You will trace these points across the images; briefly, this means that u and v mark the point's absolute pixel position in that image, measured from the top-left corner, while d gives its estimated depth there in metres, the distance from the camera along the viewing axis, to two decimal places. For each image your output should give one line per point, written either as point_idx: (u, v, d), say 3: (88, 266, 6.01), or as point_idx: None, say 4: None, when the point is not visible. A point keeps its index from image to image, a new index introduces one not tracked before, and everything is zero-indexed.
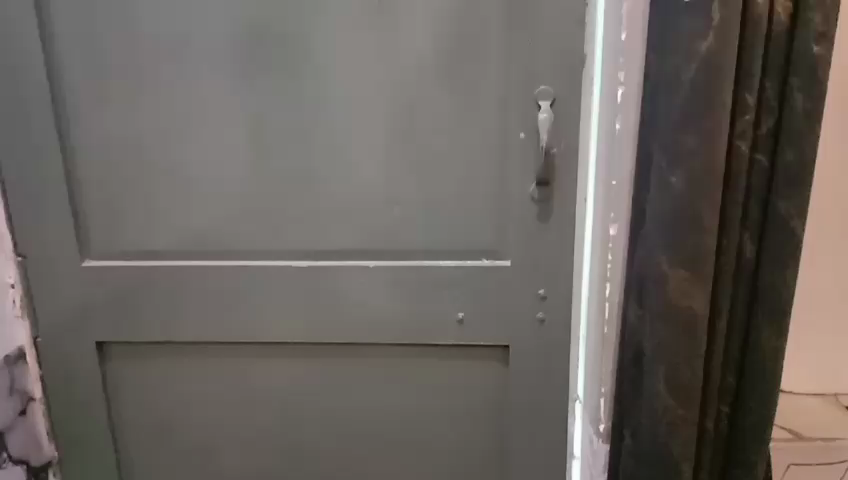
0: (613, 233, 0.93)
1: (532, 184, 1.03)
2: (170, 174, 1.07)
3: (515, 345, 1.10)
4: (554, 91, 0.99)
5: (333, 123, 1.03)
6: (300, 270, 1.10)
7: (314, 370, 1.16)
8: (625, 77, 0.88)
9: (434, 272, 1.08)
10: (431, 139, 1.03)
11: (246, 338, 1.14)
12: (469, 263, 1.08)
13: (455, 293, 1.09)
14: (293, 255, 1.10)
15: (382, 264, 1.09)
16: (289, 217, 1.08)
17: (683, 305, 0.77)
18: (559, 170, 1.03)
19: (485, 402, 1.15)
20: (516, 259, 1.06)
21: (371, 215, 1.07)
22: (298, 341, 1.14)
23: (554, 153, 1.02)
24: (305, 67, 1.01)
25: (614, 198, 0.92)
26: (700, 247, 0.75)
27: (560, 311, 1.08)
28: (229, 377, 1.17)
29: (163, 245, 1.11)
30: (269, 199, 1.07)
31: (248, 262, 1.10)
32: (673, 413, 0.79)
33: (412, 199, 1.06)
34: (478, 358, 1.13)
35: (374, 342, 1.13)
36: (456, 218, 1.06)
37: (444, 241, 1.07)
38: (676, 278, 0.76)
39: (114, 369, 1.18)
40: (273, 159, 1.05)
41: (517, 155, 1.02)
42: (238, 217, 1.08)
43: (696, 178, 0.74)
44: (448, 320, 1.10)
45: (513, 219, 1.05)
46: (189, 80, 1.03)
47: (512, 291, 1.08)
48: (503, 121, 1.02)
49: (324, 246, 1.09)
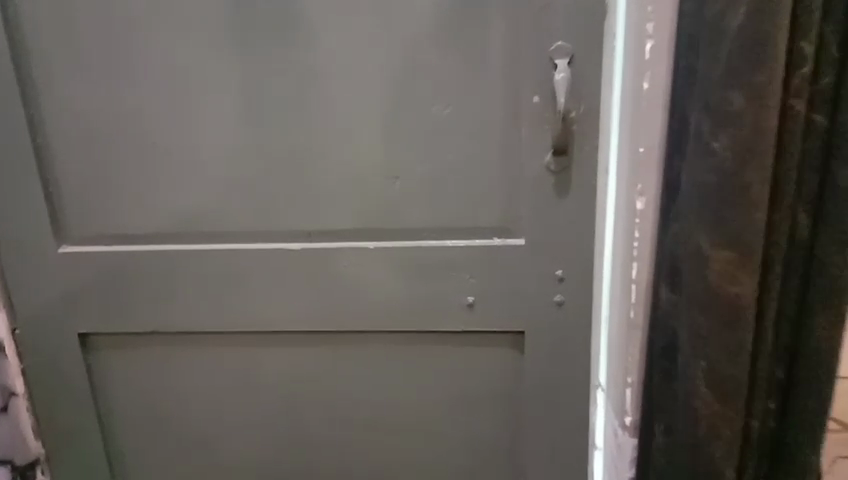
0: (641, 207, 0.84)
1: (547, 154, 0.92)
2: (152, 150, 0.97)
3: (528, 332, 1.01)
4: (572, 49, 0.88)
5: (326, 92, 0.93)
6: (293, 254, 1.00)
7: (312, 359, 1.08)
8: (654, 28, 0.78)
9: (440, 254, 0.98)
10: (434, 106, 0.93)
11: (239, 327, 1.05)
12: (478, 243, 0.98)
13: (464, 276, 0.99)
14: (285, 238, 1.01)
15: (382, 245, 0.99)
16: (280, 198, 0.98)
17: (727, 292, 0.67)
18: (577, 138, 0.92)
19: (497, 393, 1.07)
20: (529, 238, 0.96)
21: (369, 192, 0.97)
22: (294, 331, 1.06)
23: (573, 118, 0.91)
24: (292, 30, 0.91)
25: (640, 167, 0.83)
26: (747, 224, 0.65)
27: (579, 294, 0.99)
28: (222, 369, 1.09)
29: (145, 230, 1.02)
30: (256, 177, 0.98)
31: (237, 247, 1.01)
32: (713, 413, 0.70)
33: (415, 173, 0.96)
34: (489, 346, 1.04)
35: (376, 330, 1.04)
36: (463, 193, 0.96)
37: (450, 220, 0.98)
38: (719, 261, 0.67)
39: (100, 361, 1.10)
40: (259, 133, 0.96)
41: (529, 122, 0.92)
42: (224, 197, 0.99)
43: (743, 145, 0.63)
44: (456, 305, 1.01)
45: (527, 194, 0.94)
46: (166, 46, 0.93)
47: (525, 273, 0.98)
48: (513, 84, 0.91)
49: (318, 228, 1.00)
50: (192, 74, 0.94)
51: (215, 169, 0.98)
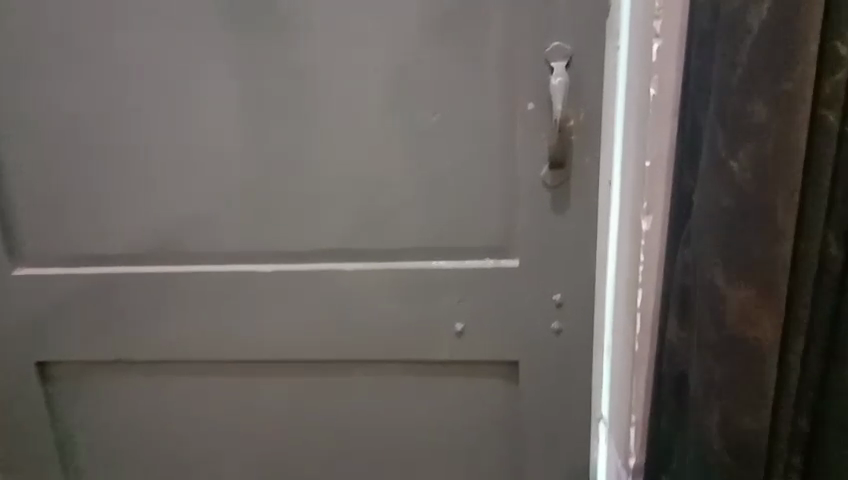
0: (646, 228, 0.75)
1: (543, 167, 0.84)
2: (110, 162, 0.89)
3: (523, 361, 0.92)
4: (570, 49, 0.79)
5: (301, 99, 0.85)
6: (267, 276, 0.92)
7: (290, 388, 0.99)
8: (662, 28, 0.69)
9: (427, 277, 0.90)
10: (419, 114, 0.84)
11: (210, 353, 0.97)
12: (468, 264, 0.89)
13: (453, 300, 0.91)
14: (258, 258, 0.93)
15: (364, 266, 0.91)
16: (251, 214, 0.90)
17: (746, 335, 0.58)
18: (577, 149, 0.83)
19: (491, 426, 0.98)
20: (524, 259, 0.87)
21: (349, 208, 0.89)
22: (270, 358, 0.97)
23: (571, 127, 0.82)
24: (260, 30, 0.82)
25: (646, 183, 0.74)
26: (771, 259, 0.55)
27: (579, 321, 0.90)
28: (193, 399, 1.01)
29: (105, 249, 0.93)
30: (225, 191, 0.89)
31: (207, 267, 0.93)
32: (729, 471, 0.61)
33: (398, 187, 0.87)
34: (481, 376, 0.95)
35: (359, 357, 0.96)
36: (451, 210, 0.88)
37: (437, 239, 0.89)
38: (737, 299, 0.58)
39: (60, 390, 1.03)
40: (227, 143, 0.87)
41: (523, 132, 0.83)
42: (191, 213, 0.91)
43: (765, 165, 0.54)
44: (445, 331, 0.92)
45: (521, 210, 0.86)
46: (123, 47, 0.84)
47: (520, 297, 0.89)
48: (506, 89, 0.82)
49: (293, 247, 0.91)
50: (152, 78, 0.85)
51: (179, 183, 0.89)
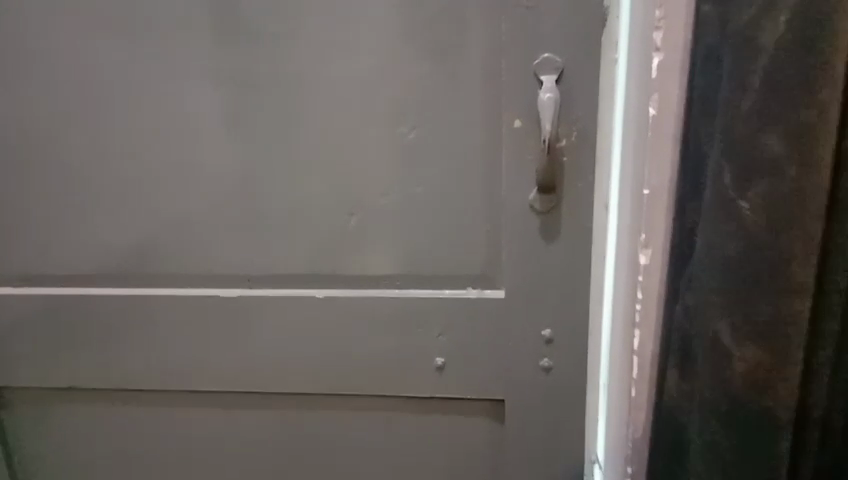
0: (644, 262, 0.67)
1: (532, 190, 0.76)
2: (66, 178, 0.83)
3: (509, 399, 0.85)
4: (562, 62, 0.71)
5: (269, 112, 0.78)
6: (232, 304, 0.85)
7: (259, 422, 0.92)
8: (663, 40, 0.61)
9: (405, 307, 0.83)
10: (396, 130, 0.77)
11: (173, 384, 0.90)
12: (449, 294, 0.82)
13: (433, 333, 0.83)
14: (223, 284, 0.85)
15: (336, 293, 0.84)
16: (216, 237, 0.83)
17: (757, 399, 0.50)
18: (569, 171, 0.75)
19: (474, 466, 0.91)
20: (510, 289, 0.80)
21: (320, 231, 0.82)
22: (238, 390, 0.90)
23: (563, 147, 0.75)
24: (224, 38, 0.75)
25: (645, 213, 0.66)
26: (789, 313, 0.48)
27: (570, 357, 0.83)
28: (156, 431, 0.94)
29: (61, 270, 0.87)
30: (187, 211, 0.82)
31: (166, 292, 0.86)
32: None
33: (373, 209, 0.80)
34: (464, 413, 0.88)
35: (332, 390, 0.88)
36: (431, 235, 0.80)
37: (417, 266, 0.82)
38: (744, 359, 0.50)
39: (16, 418, 0.96)
40: (190, 160, 0.80)
41: (510, 152, 0.75)
42: (152, 235, 0.84)
43: (781, 205, 0.47)
44: (424, 365, 0.85)
45: (507, 236, 0.78)
46: (79, 51, 0.77)
47: (506, 330, 0.82)
48: (491, 104, 0.75)
49: (260, 272, 0.84)
50: (110, 86, 0.78)
51: (138, 202, 0.83)
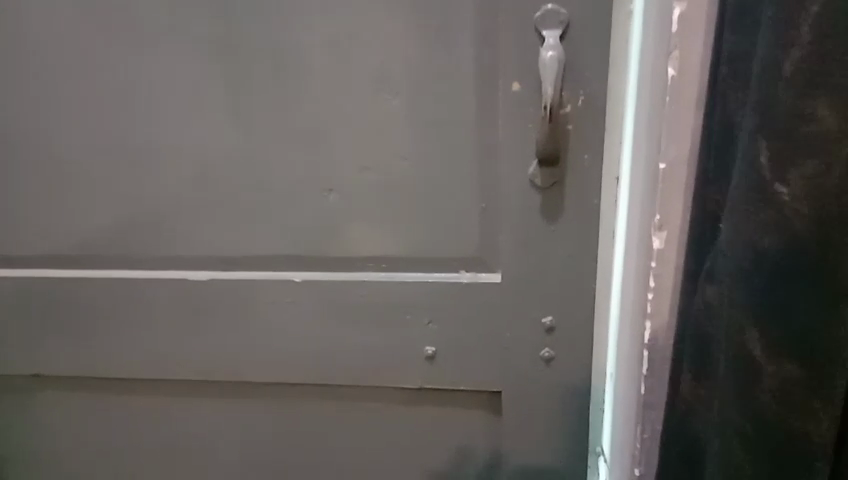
0: (658, 246, 0.59)
1: (532, 164, 0.68)
2: (24, 151, 0.76)
3: (506, 392, 0.79)
4: (567, 16, 0.62)
5: (237, 75, 0.70)
6: (205, 288, 0.79)
7: (241, 412, 0.87)
8: None
9: (392, 292, 0.76)
10: (378, 96, 0.69)
11: (148, 373, 0.85)
12: (440, 278, 0.75)
13: (422, 320, 0.77)
14: (196, 267, 0.79)
15: (317, 277, 0.77)
16: (185, 216, 0.76)
17: (790, 417, 0.42)
18: (574, 142, 0.67)
19: (469, 461, 0.85)
20: (507, 274, 0.73)
21: (298, 208, 0.75)
22: (217, 380, 0.85)
23: (567, 115, 0.66)
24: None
25: (660, 191, 0.57)
26: (834, 319, 0.40)
27: (572, 348, 0.76)
28: (133, 421, 0.89)
29: (25, 251, 0.81)
30: (153, 187, 0.76)
31: (136, 275, 0.80)
32: None
33: (355, 184, 0.73)
34: (458, 406, 0.82)
35: (316, 381, 0.82)
36: (419, 213, 0.73)
37: (405, 247, 0.75)
38: (777, 369, 0.42)
39: None
40: (155, 131, 0.73)
41: (508, 122, 0.67)
42: (117, 213, 0.77)
43: (829, 188, 0.38)
44: (414, 355, 0.79)
45: (504, 215, 0.71)
46: (28, 14, 0.70)
47: (502, 318, 0.75)
48: (486, 66, 0.66)
49: (234, 254, 0.78)
50: (73, 54, 0.71)
51: (101, 177, 0.76)
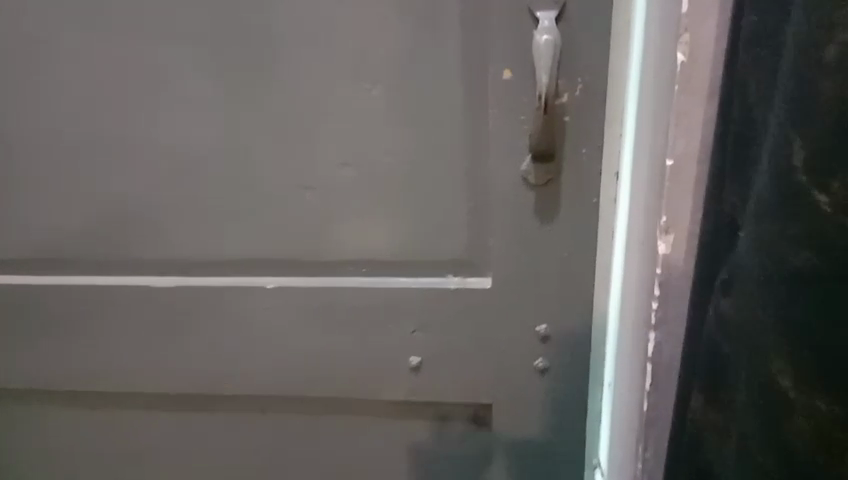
0: (664, 251, 0.54)
1: (524, 159, 0.62)
2: None
3: (497, 404, 0.74)
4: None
5: (199, 62, 0.63)
6: (172, 295, 0.73)
7: (215, 426, 0.81)
8: None
9: (373, 299, 0.70)
10: (356, 85, 0.63)
11: (114, 385, 0.79)
12: (425, 283, 0.70)
13: (407, 329, 0.71)
14: (162, 271, 0.73)
15: (292, 282, 0.71)
16: (148, 216, 0.70)
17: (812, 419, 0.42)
18: (570, 135, 0.61)
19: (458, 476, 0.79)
20: (497, 278, 0.68)
21: (270, 208, 0.69)
22: (187, 392, 0.79)
23: (564, 105, 0.60)
24: None
25: (667, 191, 0.52)
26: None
27: (568, 357, 0.70)
28: (100, 434, 0.84)
29: None
30: (112, 186, 0.69)
31: (99, 280, 0.74)
32: None
33: (332, 182, 0.67)
34: (446, 418, 0.77)
35: (293, 393, 0.77)
36: (403, 213, 0.67)
37: (387, 250, 0.69)
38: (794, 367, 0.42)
39: None
40: (112, 123, 0.67)
41: (498, 113, 0.61)
42: (74, 214, 0.71)
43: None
44: (398, 365, 0.73)
45: (495, 215, 0.65)
46: None
47: (493, 325, 0.70)
48: (474, 51, 0.60)
49: (203, 258, 0.72)
50: (36, 40, 0.64)
51: (56, 174, 0.70)
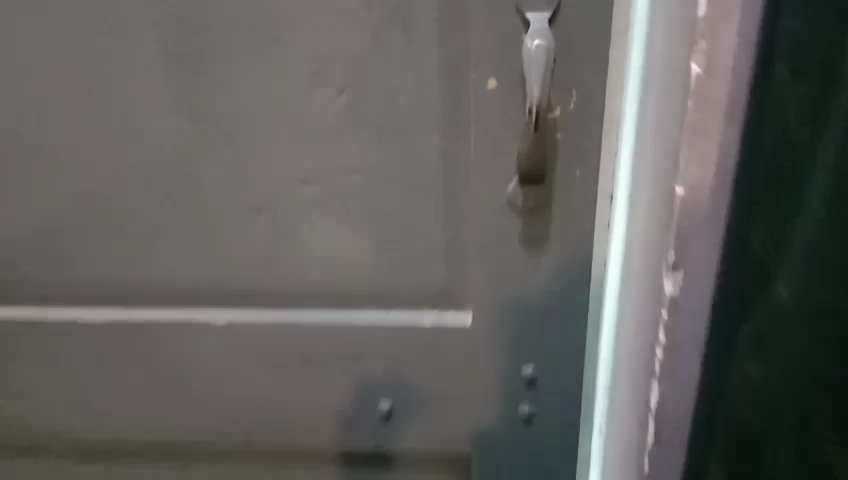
0: (673, 287, 0.49)
1: (512, 182, 0.55)
2: None
3: (476, 452, 0.66)
4: None
5: (132, 64, 0.54)
6: (110, 329, 0.64)
7: (161, 471, 0.73)
8: None
9: (338, 336, 0.63)
10: (316, 94, 0.54)
11: (47, 425, 0.70)
12: (396, 319, 0.62)
13: (376, 368, 0.64)
14: (97, 302, 0.64)
15: (245, 317, 0.63)
16: (79, 240, 0.61)
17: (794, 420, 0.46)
18: (563, 155, 0.54)
19: None
20: (477, 314, 0.60)
21: (219, 233, 0.60)
22: (129, 436, 0.70)
23: (556, 120, 0.52)
24: None
25: (677, 222, 0.47)
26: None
27: (555, 402, 0.63)
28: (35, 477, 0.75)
29: None
30: (36, 205, 0.60)
31: (24, 312, 0.65)
32: None
33: (290, 204, 0.58)
34: (420, 466, 0.69)
35: (249, 437, 0.69)
36: (371, 240, 0.59)
37: (353, 281, 0.61)
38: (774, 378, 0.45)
39: None
40: (32, 134, 0.57)
41: (482, 130, 0.53)
42: None
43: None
44: (366, 408, 0.66)
45: (477, 244, 0.57)
46: None
47: (472, 366, 0.62)
48: (454, 57, 0.52)
49: (143, 288, 0.63)
50: None
51: None
